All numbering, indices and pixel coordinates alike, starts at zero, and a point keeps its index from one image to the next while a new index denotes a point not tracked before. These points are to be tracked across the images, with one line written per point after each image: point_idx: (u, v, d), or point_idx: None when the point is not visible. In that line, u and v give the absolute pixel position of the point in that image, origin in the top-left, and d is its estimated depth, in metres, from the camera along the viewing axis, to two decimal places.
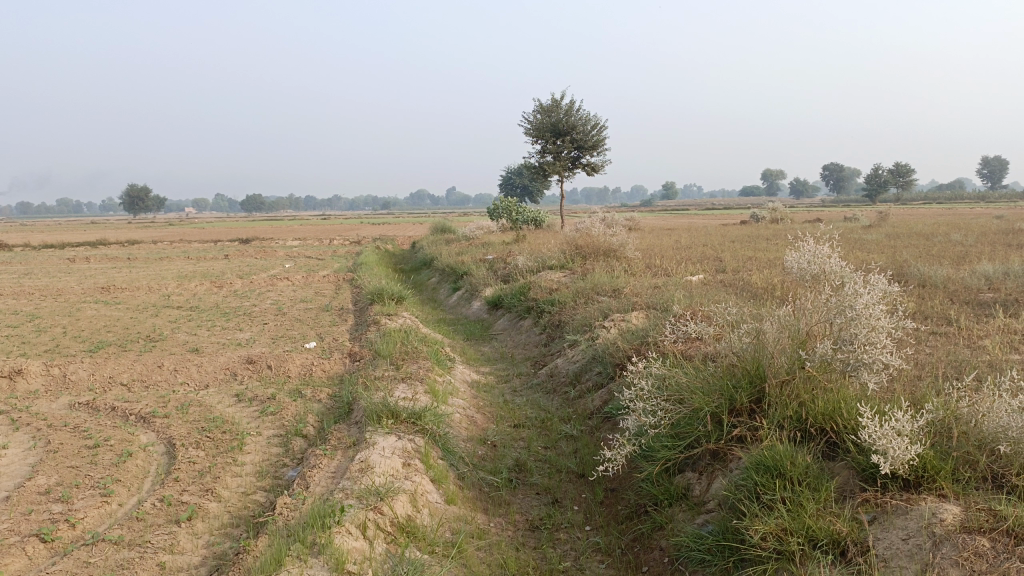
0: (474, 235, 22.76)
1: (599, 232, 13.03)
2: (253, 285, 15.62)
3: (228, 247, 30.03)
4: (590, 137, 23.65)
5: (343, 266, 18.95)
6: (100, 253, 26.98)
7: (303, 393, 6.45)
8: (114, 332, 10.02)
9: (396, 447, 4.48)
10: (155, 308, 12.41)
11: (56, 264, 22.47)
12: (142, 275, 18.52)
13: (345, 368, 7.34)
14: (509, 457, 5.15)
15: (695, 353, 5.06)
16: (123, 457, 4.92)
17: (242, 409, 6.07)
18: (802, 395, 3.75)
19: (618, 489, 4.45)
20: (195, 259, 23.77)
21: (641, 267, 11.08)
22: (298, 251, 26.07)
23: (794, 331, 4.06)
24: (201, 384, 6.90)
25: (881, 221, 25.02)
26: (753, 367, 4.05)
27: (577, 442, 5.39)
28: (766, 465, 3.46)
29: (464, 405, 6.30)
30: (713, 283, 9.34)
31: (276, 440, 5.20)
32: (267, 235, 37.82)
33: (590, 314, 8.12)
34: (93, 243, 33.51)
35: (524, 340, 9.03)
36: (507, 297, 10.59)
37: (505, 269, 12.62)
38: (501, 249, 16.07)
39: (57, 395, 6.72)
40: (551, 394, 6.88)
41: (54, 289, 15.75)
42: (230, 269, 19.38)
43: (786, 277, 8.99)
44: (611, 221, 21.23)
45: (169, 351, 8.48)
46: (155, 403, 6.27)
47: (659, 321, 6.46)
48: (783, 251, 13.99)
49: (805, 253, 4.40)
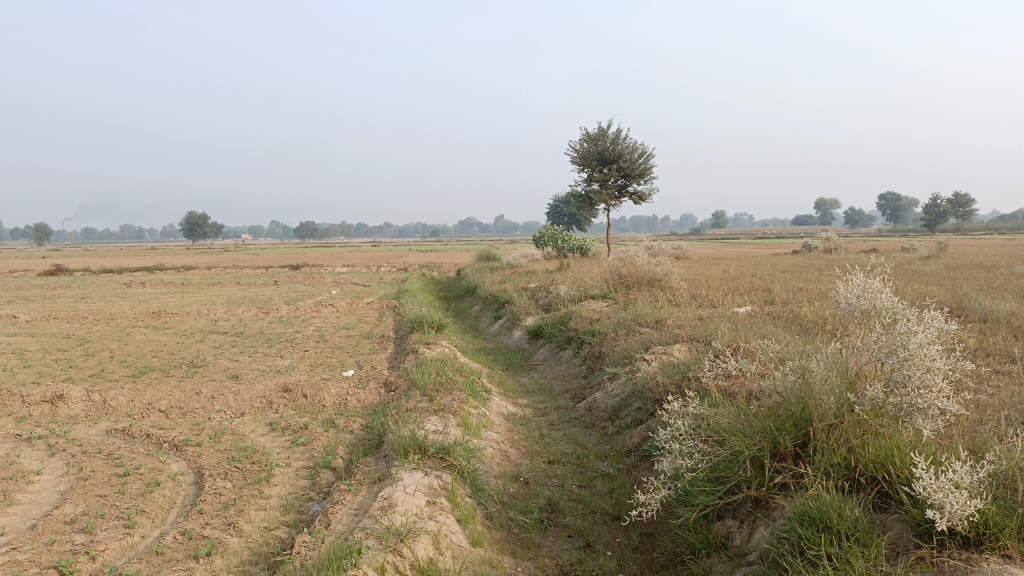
0: (519, 263, 22.67)
1: (644, 262, 12.81)
2: (298, 311, 15.75)
3: (278, 273, 30.49)
4: (637, 165, 23.49)
5: (387, 293, 19.02)
6: (155, 279, 27.64)
7: (336, 423, 6.36)
8: (159, 357, 10.12)
9: (421, 484, 4.33)
10: (201, 333, 12.54)
11: (112, 289, 23.03)
12: (192, 301, 18.84)
13: (380, 398, 7.24)
14: (541, 495, 4.96)
15: (738, 391, 4.82)
16: (150, 487, 4.87)
17: (274, 438, 6.00)
18: (851, 440, 3.51)
19: (654, 534, 4.22)
20: (245, 285, 24.17)
21: (686, 298, 10.82)
22: (345, 277, 26.31)
23: (842, 370, 3.81)
24: (236, 412, 6.86)
25: (939, 251, 24.25)
26: (798, 409, 3.82)
27: (613, 482, 5.19)
28: (811, 517, 3.23)
29: (498, 438, 6.13)
30: (760, 315, 9.04)
31: (304, 473, 5.10)
32: (317, 261, 38.37)
33: (630, 346, 7.91)
34: (149, 269, 34.35)
35: (564, 372, 8.83)
36: (548, 326, 10.43)
37: (547, 298, 12.47)
38: (545, 277, 15.94)
39: (95, 421, 6.76)
40: (589, 429, 6.67)
41: (107, 313, 16.11)
42: (277, 296, 19.60)
43: (837, 311, 8.66)
44: (658, 249, 20.96)
45: (209, 377, 8.50)
46: (189, 431, 6.24)
47: (701, 355, 6.22)
48: (835, 282, 13.57)
49: (855, 287, 4.14)
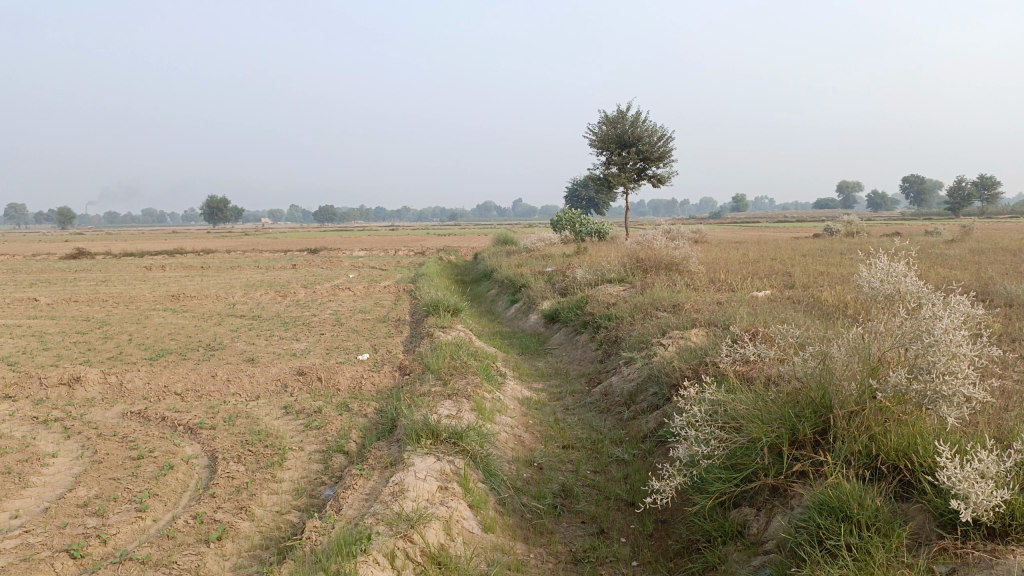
0: (536, 247, 22.58)
1: (662, 246, 12.69)
2: (315, 295, 15.77)
3: (296, 256, 30.58)
4: (657, 148, 23.24)
5: (404, 276, 19.02)
6: (175, 262, 27.85)
7: (350, 407, 6.33)
8: (176, 340, 10.17)
9: (434, 470, 4.29)
10: (218, 317, 12.58)
11: (132, 272, 23.19)
12: (212, 284, 18.94)
13: (394, 382, 7.22)
14: (555, 481, 4.90)
15: (757, 377, 4.72)
16: (164, 470, 4.87)
17: (287, 422, 5.98)
18: (872, 428, 3.41)
19: (669, 521, 4.15)
20: (263, 268, 24.28)
21: (705, 282, 10.69)
22: (363, 261, 26.35)
23: (864, 356, 3.71)
24: (251, 396, 6.86)
25: (964, 235, 23.88)
26: (818, 396, 3.73)
27: (629, 467, 5.12)
28: (830, 506, 3.14)
29: (512, 423, 6.08)
30: (780, 300, 8.90)
31: (317, 457, 5.08)
32: (335, 245, 38.46)
33: (647, 330, 7.81)
34: (170, 252, 34.58)
35: (580, 356, 8.75)
36: (565, 310, 10.35)
37: (564, 282, 12.38)
38: (562, 261, 15.86)
39: (112, 403, 6.78)
40: (604, 413, 6.60)
41: (126, 296, 16.24)
42: (295, 279, 19.63)
43: (859, 295, 8.51)
44: (677, 233, 20.77)
45: (226, 360, 8.51)
46: (204, 414, 6.24)
47: (719, 340, 6.11)
48: (857, 266, 13.37)
49: (878, 270, 4.02)
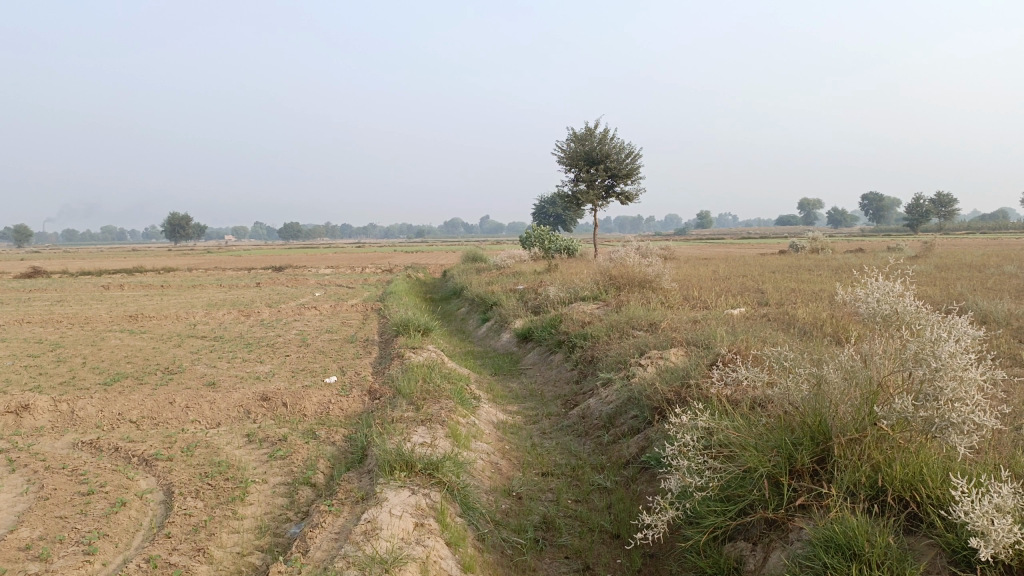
0: (505, 264, 22.39)
1: (634, 263, 12.55)
2: (280, 314, 15.36)
3: (260, 274, 30.00)
4: (625, 165, 23.23)
5: (372, 294, 18.66)
6: (134, 280, 27.15)
7: (317, 434, 6.03)
8: (133, 363, 9.72)
9: (409, 505, 4.01)
10: (179, 338, 12.13)
11: (89, 292, 22.50)
12: (172, 304, 18.38)
13: (364, 406, 6.92)
14: (535, 512, 4.65)
15: (745, 401, 4.53)
16: (115, 508, 4.52)
17: (251, 451, 5.66)
18: (876, 457, 3.23)
19: (658, 556, 3.93)
20: (227, 287, 23.70)
21: (679, 299, 10.56)
22: (330, 279, 25.89)
23: (863, 382, 3.54)
24: (212, 423, 6.51)
25: (926, 251, 24.24)
26: (814, 422, 3.54)
27: (612, 496, 4.89)
28: (837, 543, 2.94)
29: (488, 449, 5.82)
30: (756, 318, 8.78)
31: (282, 490, 4.77)
32: (300, 263, 37.88)
33: (624, 350, 7.61)
34: (129, 270, 33.75)
35: (554, 377, 8.53)
36: (538, 330, 10.12)
37: (536, 300, 12.16)
38: (532, 278, 15.66)
39: (62, 433, 6.38)
40: (583, 437, 6.38)
41: (82, 316, 15.65)
42: (259, 298, 19.15)
43: (836, 313, 8.40)
44: (646, 250, 20.74)
45: (185, 385, 8.13)
46: (161, 444, 5.89)
47: (700, 360, 5.93)
48: (827, 283, 13.37)
49: (874, 290, 3.84)
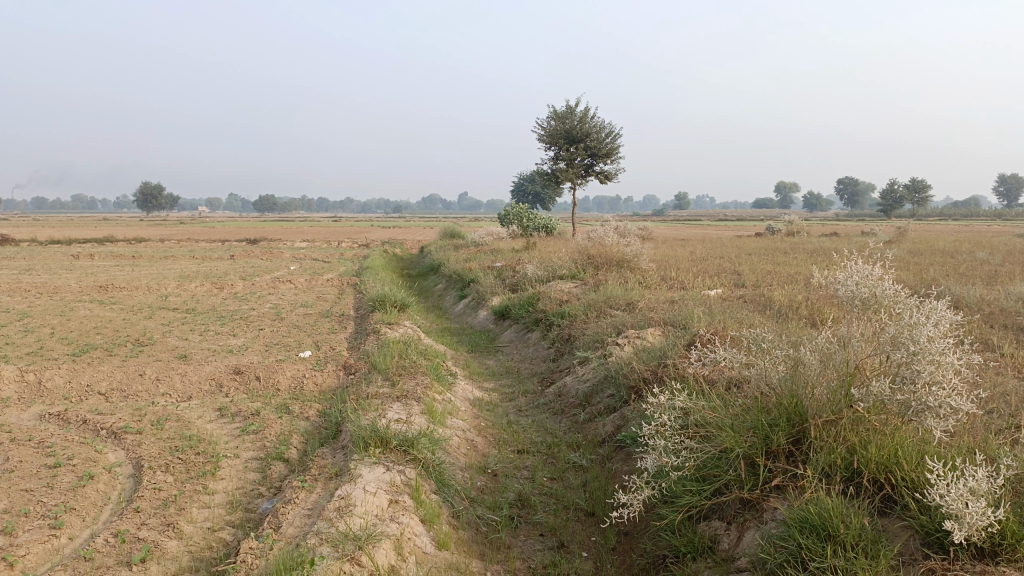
0: (483, 241, 22.30)
1: (612, 243, 12.54)
2: (255, 287, 15.17)
3: (234, 247, 29.64)
4: (605, 144, 23.16)
5: (348, 269, 18.50)
6: (105, 250, 26.71)
7: (291, 409, 5.95)
8: (103, 335, 9.55)
9: (383, 481, 3.97)
10: (150, 310, 11.93)
11: (59, 261, 22.09)
12: (144, 275, 18.09)
13: (339, 382, 6.85)
14: (510, 490, 4.63)
15: (722, 381, 4.53)
16: (82, 481, 4.43)
17: (223, 426, 5.57)
18: (852, 439, 3.24)
19: (632, 534, 3.93)
20: (200, 258, 23.38)
21: (656, 279, 10.56)
22: (306, 253, 25.65)
23: (840, 363, 3.55)
24: (183, 396, 6.41)
25: (900, 236, 24.49)
26: (791, 404, 3.54)
27: (587, 474, 4.89)
28: (812, 524, 2.95)
29: (464, 426, 5.79)
30: (733, 299, 8.81)
31: (254, 465, 4.71)
32: (275, 236, 37.42)
33: (601, 329, 7.60)
34: (100, 240, 33.14)
35: (531, 355, 8.51)
36: (515, 307, 10.09)
37: (514, 277, 12.11)
38: (510, 256, 15.60)
39: (29, 404, 6.25)
40: (558, 415, 6.37)
41: (51, 286, 15.35)
42: (233, 271, 18.90)
43: (812, 296, 8.45)
44: (624, 230, 20.75)
45: (156, 357, 8.00)
46: (130, 417, 5.78)
47: (678, 340, 5.92)
48: (803, 265, 13.46)
49: (853, 273, 3.84)
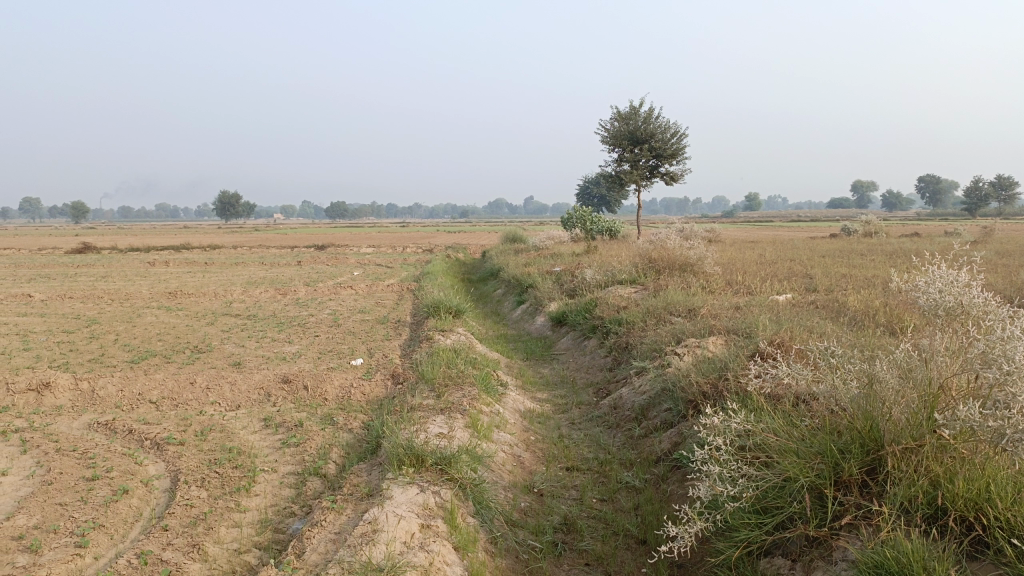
0: (545, 246, 21.99)
1: (675, 246, 12.09)
2: (316, 293, 15.22)
3: (302, 252, 30.11)
4: (670, 145, 22.59)
5: (409, 275, 18.49)
6: (180, 258, 27.45)
7: (335, 420, 5.79)
8: (163, 342, 9.62)
9: (415, 504, 3.74)
10: (213, 316, 12.06)
11: (135, 268, 22.76)
12: (212, 281, 18.45)
13: (386, 392, 6.67)
14: (555, 512, 4.33)
15: (787, 397, 4.15)
16: (116, 496, 4.34)
17: (265, 437, 5.44)
18: (936, 471, 2.84)
19: (686, 567, 3.57)
20: (268, 265, 23.81)
21: (721, 284, 10.11)
22: (370, 258, 25.83)
23: (921, 383, 3.14)
24: (231, 405, 6.32)
25: (986, 236, 23.19)
26: (865, 428, 3.16)
27: (641, 496, 4.56)
28: (888, 570, 2.57)
29: (512, 441, 5.52)
30: (803, 305, 8.31)
31: (289, 481, 4.54)
32: (342, 242, 37.92)
33: (660, 338, 7.23)
34: (177, 247, 34.25)
35: (588, 363, 8.19)
36: (572, 314, 9.78)
37: (573, 283, 11.79)
38: (571, 260, 15.28)
39: (80, 413, 6.26)
40: (613, 430, 6.03)
41: (122, 293, 15.74)
42: (298, 277, 19.09)
43: (891, 302, 7.88)
44: (689, 233, 20.16)
45: (210, 365, 7.98)
46: (175, 427, 5.70)
47: (740, 351, 5.51)
48: (881, 268, 12.74)
49: (934, 279, 3.41)
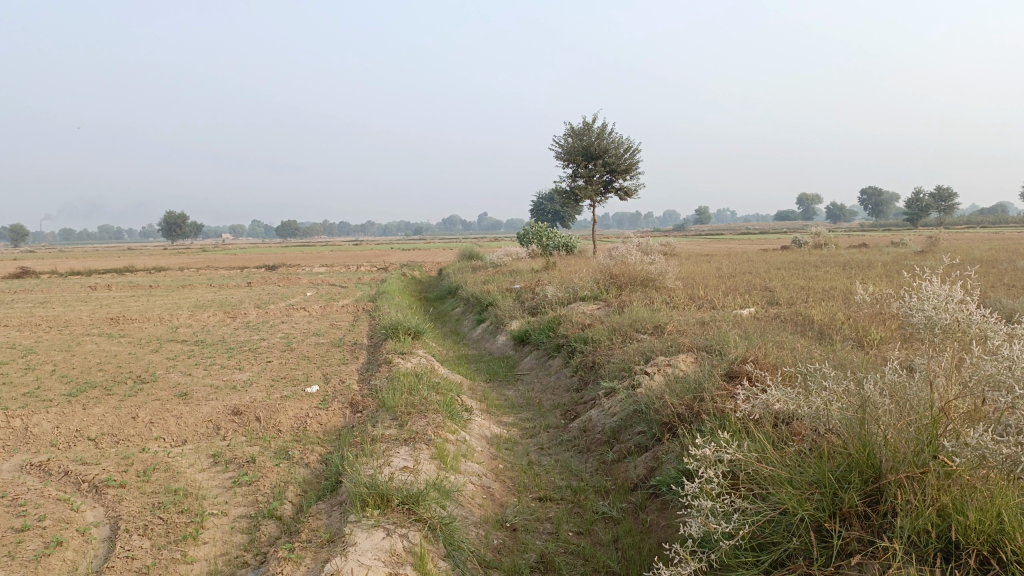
0: (502, 262, 21.77)
1: (636, 261, 11.97)
2: (268, 316, 14.74)
3: (252, 273, 29.34)
4: (623, 160, 22.63)
5: (365, 294, 18.08)
6: (124, 281, 26.42)
7: (290, 454, 5.43)
8: (105, 372, 9.10)
9: (381, 551, 3.44)
10: (158, 343, 11.51)
11: (76, 293, 21.84)
12: (157, 305, 17.75)
13: (345, 421, 6.32)
14: (531, 549, 4.05)
15: (769, 419, 3.96)
16: (48, 549, 3.93)
17: (215, 476, 5.07)
18: (945, 501, 2.64)
19: None
20: (216, 286, 23.10)
21: (684, 299, 9.99)
22: (322, 278, 25.23)
23: (923, 408, 2.95)
24: (178, 441, 5.91)
25: (931, 246, 23.73)
26: (863, 455, 2.96)
27: (619, 527, 4.32)
28: None
29: (480, 471, 5.23)
30: (768, 319, 8.21)
31: (241, 526, 4.19)
32: (294, 262, 37.27)
33: (628, 356, 7.02)
34: (122, 270, 33.15)
35: (553, 384, 7.95)
36: (535, 332, 9.53)
37: (533, 300, 11.56)
38: (530, 276, 15.08)
39: (11, 453, 5.78)
40: (584, 454, 5.79)
41: (61, 319, 15.01)
42: (248, 298, 18.50)
43: (856, 314, 7.81)
44: (646, 248, 20.16)
45: (154, 396, 7.52)
46: (115, 467, 5.28)
47: (714, 370, 5.32)
48: (838, 279, 12.79)
49: (929, 296, 3.23)
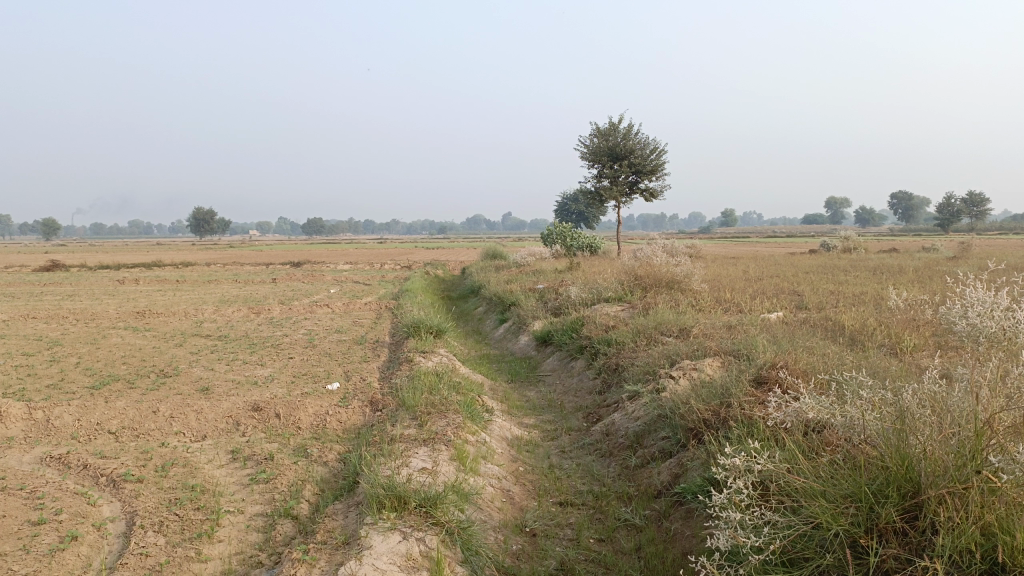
0: (525, 262, 21.66)
1: (661, 263, 11.81)
2: (291, 312, 14.76)
3: (277, 269, 29.51)
4: (649, 161, 22.43)
5: (388, 292, 18.05)
6: (151, 275, 26.65)
7: (308, 452, 5.37)
8: (128, 365, 9.12)
9: (397, 555, 3.35)
10: (182, 337, 11.55)
11: (104, 286, 22.08)
12: (183, 300, 17.86)
13: (364, 420, 6.26)
14: (550, 556, 3.95)
15: (800, 428, 3.82)
16: (63, 544, 3.90)
17: (233, 472, 5.02)
18: (989, 519, 2.50)
19: None
20: (241, 282, 23.22)
21: (710, 302, 9.82)
22: (346, 275, 25.26)
23: (965, 419, 2.80)
24: (197, 436, 5.88)
25: (964, 252, 23.27)
26: (901, 468, 2.81)
27: (642, 535, 4.20)
28: None
29: (499, 473, 5.13)
30: (796, 324, 8.03)
31: (257, 524, 4.13)
32: (319, 259, 37.46)
33: (652, 359, 6.89)
34: (150, 264, 33.49)
35: (575, 386, 7.84)
36: (558, 333, 9.42)
37: (557, 300, 11.44)
38: (554, 277, 14.97)
39: (32, 445, 5.78)
40: (607, 459, 5.67)
41: (88, 312, 15.14)
42: (272, 295, 18.54)
43: (887, 320, 7.62)
44: (671, 250, 19.95)
45: (176, 390, 7.52)
46: (134, 461, 5.26)
47: (741, 375, 5.18)
48: (868, 284, 12.54)
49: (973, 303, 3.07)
